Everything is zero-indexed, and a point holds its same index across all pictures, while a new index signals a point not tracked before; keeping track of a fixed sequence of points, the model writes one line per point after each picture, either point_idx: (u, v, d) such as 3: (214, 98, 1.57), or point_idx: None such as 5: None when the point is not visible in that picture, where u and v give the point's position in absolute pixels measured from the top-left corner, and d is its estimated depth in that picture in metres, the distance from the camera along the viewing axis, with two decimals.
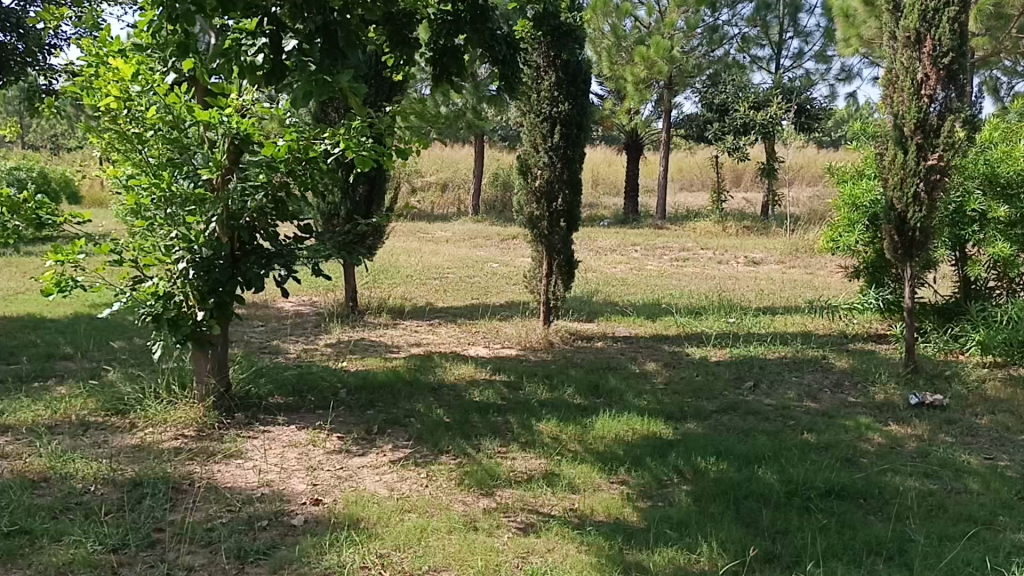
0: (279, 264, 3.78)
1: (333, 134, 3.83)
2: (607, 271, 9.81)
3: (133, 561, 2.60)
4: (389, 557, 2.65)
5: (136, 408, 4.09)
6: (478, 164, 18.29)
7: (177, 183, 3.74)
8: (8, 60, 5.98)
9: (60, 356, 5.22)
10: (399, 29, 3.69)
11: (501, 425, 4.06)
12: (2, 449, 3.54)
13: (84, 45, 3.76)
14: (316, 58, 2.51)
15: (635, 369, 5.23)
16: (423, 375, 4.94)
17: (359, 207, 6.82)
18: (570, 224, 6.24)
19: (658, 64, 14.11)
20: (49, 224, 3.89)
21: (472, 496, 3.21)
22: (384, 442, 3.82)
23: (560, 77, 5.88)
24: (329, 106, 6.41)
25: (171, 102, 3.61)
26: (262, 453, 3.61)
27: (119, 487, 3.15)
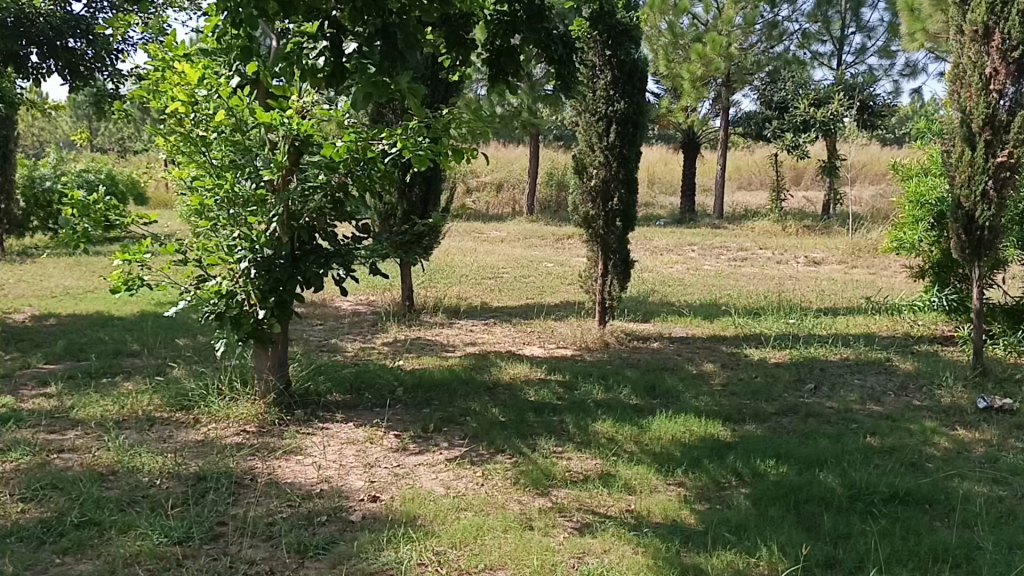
0: (338, 264, 3.83)
1: (391, 135, 3.88)
2: (664, 271, 9.73)
3: (197, 554, 2.66)
4: (446, 554, 2.67)
5: (200, 404, 4.19)
6: (533, 164, 18.31)
7: (240, 184, 3.83)
8: (78, 65, 6.13)
9: (128, 352, 5.37)
10: (456, 29, 3.72)
11: (557, 425, 4.06)
12: (73, 442, 3.65)
13: (151, 50, 3.86)
14: (376, 60, 2.51)
15: (692, 370, 5.17)
16: (479, 374, 4.96)
17: (415, 207, 6.88)
18: (626, 224, 6.20)
19: (715, 61, 14.04)
20: (117, 225, 4.01)
21: (528, 495, 3.21)
22: (440, 441, 3.85)
23: (615, 77, 5.86)
24: (386, 107, 6.51)
25: (234, 105, 3.69)
26: (321, 449, 3.67)
27: (184, 481, 3.23)
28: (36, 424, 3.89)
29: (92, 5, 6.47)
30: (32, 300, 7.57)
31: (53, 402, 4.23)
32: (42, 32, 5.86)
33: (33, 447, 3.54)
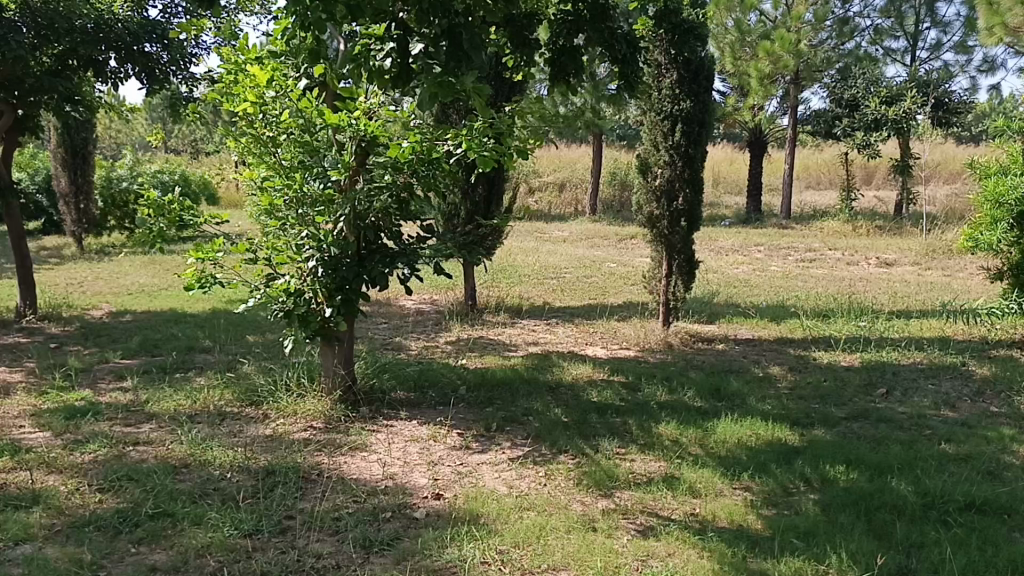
0: (402, 263, 3.86)
1: (456, 135, 3.90)
2: (730, 271, 9.61)
3: (266, 546, 2.71)
4: (509, 553, 2.68)
5: (269, 399, 4.28)
6: (596, 164, 18.25)
7: (308, 185, 3.89)
8: (154, 70, 6.34)
9: (201, 348, 5.52)
10: (519, 31, 3.81)
11: (620, 426, 4.03)
12: (148, 435, 3.77)
13: (224, 54, 3.94)
14: (442, 61, 2.58)
15: (758, 373, 5.09)
16: (542, 374, 4.97)
17: (479, 207, 6.91)
18: (691, 224, 6.13)
19: (784, 57, 13.70)
20: (191, 224, 4.12)
21: (591, 497, 3.20)
22: (503, 440, 3.86)
23: (681, 75, 5.79)
24: (450, 108, 6.56)
25: (303, 107, 3.75)
26: (385, 446, 3.71)
27: (253, 475, 3.31)
28: (113, 417, 4.03)
29: (167, 10, 6.67)
30: (109, 297, 7.83)
31: (129, 396, 4.37)
32: (119, 38, 6.06)
33: (110, 440, 3.67)
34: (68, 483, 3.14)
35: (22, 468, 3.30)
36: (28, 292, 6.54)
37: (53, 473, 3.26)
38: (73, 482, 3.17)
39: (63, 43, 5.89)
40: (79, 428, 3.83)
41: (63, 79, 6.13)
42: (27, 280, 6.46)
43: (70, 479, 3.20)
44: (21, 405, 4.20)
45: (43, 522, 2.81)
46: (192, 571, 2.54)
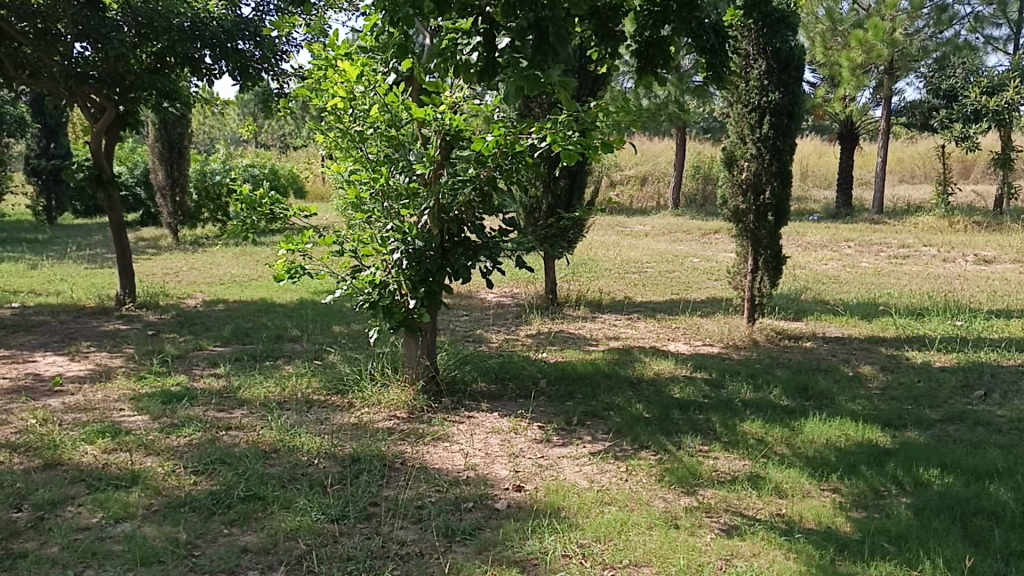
0: (484, 256, 3.89)
1: (540, 128, 3.89)
2: (818, 267, 9.37)
3: (352, 532, 2.77)
4: (590, 547, 2.68)
5: (354, 388, 4.37)
6: (679, 158, 18.01)
7: (394, 178, 3.95)
8: (247, 67, 6.52)
9: (289, 337, 5.67)
10: (605, 22, 3.51)
11: (703, 423, 3.98)
12: (240, 420, 3.90)
13: (314, 50, 4.03)
14: (528, 54, 2.57)
15: (848, 372, 4.94)
16: (623, 368, 4.94)
17: (560, 200, 6.90)
18: (779, 218, 6.00)
19: (878, 47, 13.16)
20: (280, 217, 4.22)
21: (673, 493, 3.16)
22: (583, 434, 3.85)
23: (770, 65, 5.67)
24: (533, 101, 6.59)
25: (390, 102, 3.82)
26: (467, 437, 3.75)
27: (339, 462, 3.38)
28: (207, 402, 4.17)
29: (259, 8, 6.85)
30: (202, 287, 8.12)
31: (222, 382, 4.53)
32: (214, 36, 6.27)
33: (204, 424, 3.80)
34: (165, 465, 3.27)
35: (122, 450, 3.45)
36: (128, 282, 6.82)
37: (150, 455, 3.40)
38: (169, 463, 3.30)
39: (162, 41, 6.11)
40: (175, 412, 3.98)
41: (161, 77, 6.35)
42: (127, 269, 6.74)
43: (166, 460, 3.33)
44: (121, 389, 4.39)
45: (141, 502, 2.93)
46: (281, 553, 2.61)
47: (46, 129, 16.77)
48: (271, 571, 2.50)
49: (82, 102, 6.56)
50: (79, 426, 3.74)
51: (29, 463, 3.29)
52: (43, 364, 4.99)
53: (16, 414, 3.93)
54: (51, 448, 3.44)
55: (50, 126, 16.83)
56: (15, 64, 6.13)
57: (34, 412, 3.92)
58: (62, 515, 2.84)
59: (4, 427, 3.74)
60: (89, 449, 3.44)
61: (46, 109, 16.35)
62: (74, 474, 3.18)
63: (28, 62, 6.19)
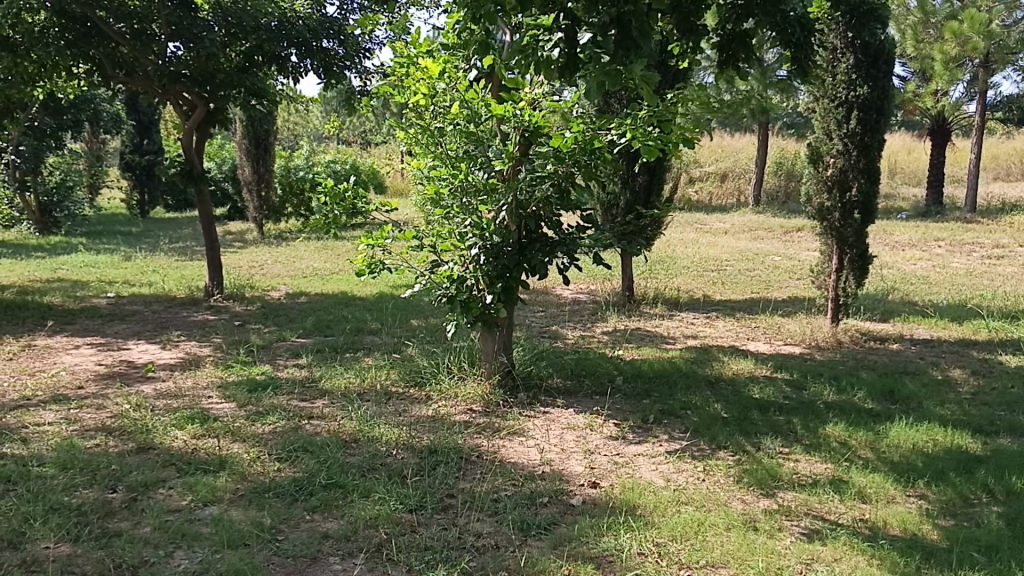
0: (562, 252, 3.84)
1: (619, 125, 3.86)
2: (907, 267, 9.07)
3: (429, 522, 2.82)
4: (667, 546, 2.66)
5: (431, 381, 4.44)
6: (760, 154, 17.68)
7: (473, 174, 3.97)
8: (331, 65, 6.71)
9: (369, 330, 5.78)
10: (688, 17, 3.36)
11: (784, 424, 3.91)
12: (321, 410, 3.99)
13: (397, 48, 4.09)
14: (610, 50, 2.55)
15: (936, 376, 4.78)
16: (701, 367, 4.89)
17: (638, 197, 6.86)
18: (865, 216, 5.84)
19: (973, 39, 12.62)
20: (362, 212, 4.30)
21: (752, 495, 3.12)
22: (660, 433, 3.82)
23: (859, 59, 5.51)
24: (612, 97, 6.58)
25: (469, 98, 3.81)
26: (543, 432, 3.76)
27: (417, 453, 3.44)
28: (290, 391, 4.29)
29: (344, 7, 7.00)
30: (286, 279, 8.34)
31: (304, 373, 4.65)
32: (299, 34, 6.45)
33: (287, 413, 3.91)
34: (250, 452, 3.38)
35: (210, 435, 3.57)
36: (216, 274, 7.06)
37: (237, 441, 3.51)
38: (254, 450, 3.41)
39: (250, 40, 6.28)
40: (260, 400, 4.11)
41: (250, 75, 6.56)
42: (215, 262, 6.97)
43: (252, 447, 3.44)
44: (209, 377, 4.55)
45: (228, 486, 3.03)
46: (361, 540, 2.66)
47: (140, 126, 17.43)
48: (351, 558, 2.56)
49: (175, 101, 6.82)
50: (170, 411, 3.89)
51: (123, 446, 3.43)
52: (136, 352, 5.20)
53: (112, 399, 4.11)
54: (144, 432, 3.59)
55: (143, 123, 17.52)
56: (112, 64, 6.34)
57: (128, 397, 4.09)
58: (153, 496, 2.96)
59: (101, 411, 3.91)
60: (179, 435, 3.57)
61: (141, 107, 17.01)
62: (165, 457, 3.31)
63: (124, 62, 6.36)
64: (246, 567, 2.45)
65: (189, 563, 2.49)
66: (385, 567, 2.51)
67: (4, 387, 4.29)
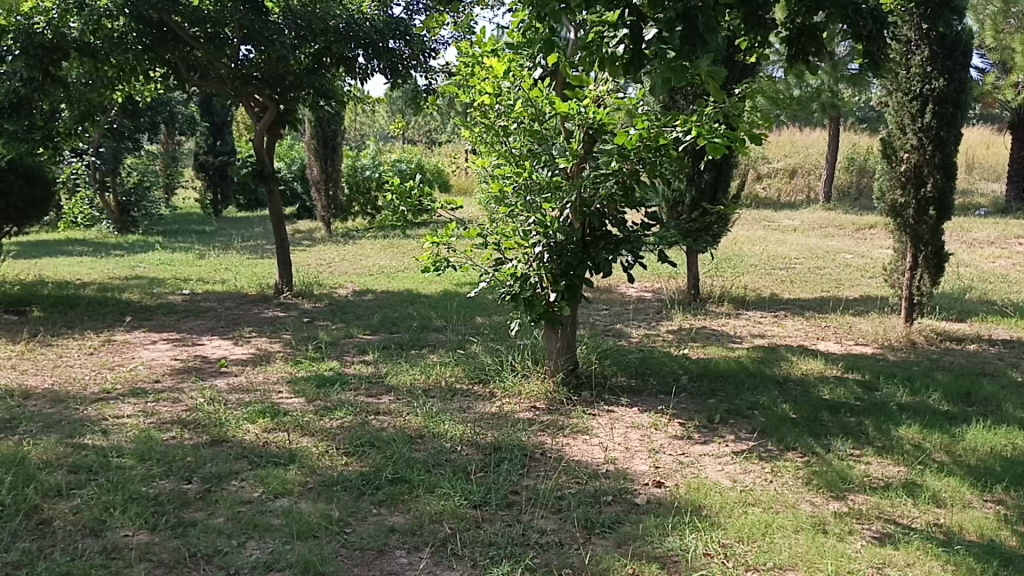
0: (627, 250, 3.85)
1: (685, 121, 3.80)
2: (986, 266, 8.76)
3: (494, 518, 2.83)
4: (733, 548, 2.63)
5: (496, 378, 4.46)
6: (831, 149, 17.28)
7: (537, 172, 3.98)
8: (398, 65, 6.82)
9: (434, 327, 5.84)
10: (756, 11, 3.23)
11: (855, 426, 3.82)
12: (388, 405, 4.05)
13: (462, 47, 4.13)
14: (675, 45, 2.52)
15: (1017, 378, 4.61)
16: (769, 367, 4.81)
17: (705, 194, 6.79)
18: (941, 212, 5.64)
19: None
20: (427, 210, 4.34)
21: (822, 498, 3.06)
22: (727, 433, 3.77)
23: (934, 52, 5.37)
24: (678, 94, 6.53)
25: (534, 97, 3.82)
26: (607, 431, 3.75)
27: (482, 450, 3.46)
28: (357, 387, 4.37)
29: (410, 7, 7.08)
30: (354, 277, 8.48)
31: (371, 369, 4.72)
32: (368, 35, 6.55)
33: (355, 408, 3.97)
34: (319, 446, 3.45)
35: (281, 429, 3.66)
36: (285, 271, 7.21)
37: (306, 436, 3.59)
38: (323, 444, 3.47)
39: (319, 42, 6.44)
40: (328, 395, 4.18)
41: (319, 76, 6.69)
42: (284, 261, 7.11)
43: (320, 441, 3.51)
44: (280, 373, 4.65)
45: (299, 479, 3.10)
46: (427, 534, 2.70)
47: (213, 127, 17.91)
48: (417, 552, 2.60)
49: (247, 103, 6.99)
50: (243, 406, 3.99)
51: (198, 439, 3.54)
52: (210, 347, 5.35)
53: (188, 393, 4.24)
54: (218, 425, 3.69)
55: (216, 124, 17.98)
56: (187, 66, 6.56)
57: (202, 392, 4.21)
58: (227, 488, 3.04)
59: (177, 405, 4.04)
60: (251, 428, 3.66)
61: (214, 109, 17.48)
62: (238, 450, 3.40)
63: (199, 64, 6.58)
64: (315, 559, 2.50)
65: (261, 553, 2.56)
66: (450, 562, 2.53)
67: (85, 380, 4.46)
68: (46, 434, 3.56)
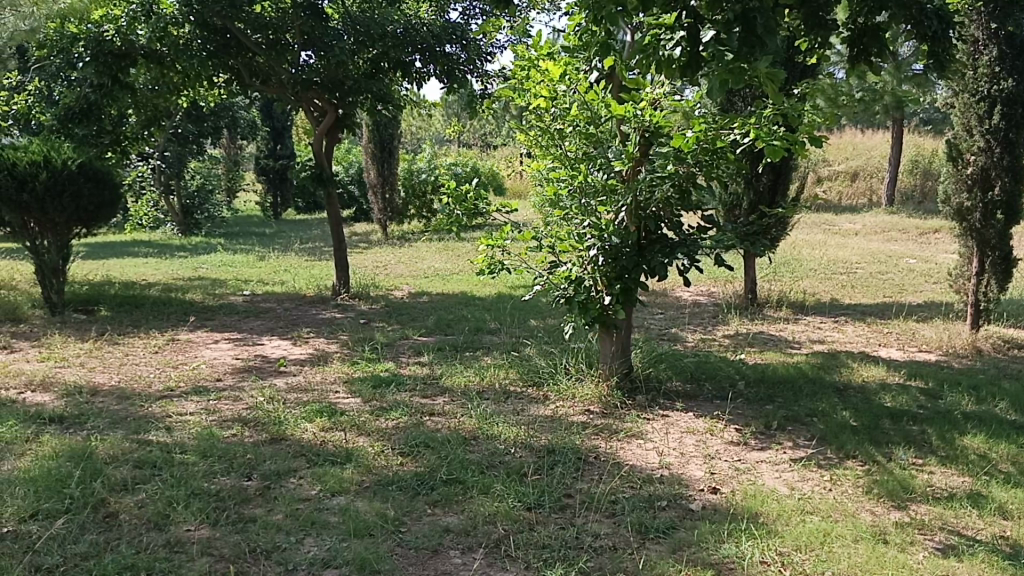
0: (682, 254, 3.79)
1: (743, 123, 3.75)
2: None
3: (547, 521, 2.84)
4: (791, 556, 2.59)
5: (549, 381, 4.47)
6: (894, 151, 16.89)
7: (592, 175, 3.97)
8: (455, 69, 6.85)
9: (488, 330, 5.86)
10: (815, 11, 3.13)
11: (917, 434, 3.73)
12: (442, 407, 4.08)
13: (518, 51, 4.14)
14: (734, 47, 2.47)
15: None
16: (829, 374, 4.73)
17: (762, 197, 6.70)
18: (1010, 216, 5.48)
19: None
20: (482, 213, 4.36)
21: (882, 507, 2.99)
22: (784, 439, 3.72)
23: (1003, 51, 5.21)
24: (736, 96, 6.47)
25: (590, 100, 3.85)
26: (662, 436, 3.73)
27: (535, 452, 3.47)
28: (413, 388, 4.41)
29: (466, 12, 7.14)
30: (409, 279, 8.56)
31: (426, 370, 4.76)
32: (425, 40, 6.61)
33: (410, 409, 4.01)
34: (375, 446, 3.49)
35: (338, 428, 3.72)
36: (342, 273, 7.31)
37: (363, 435, 3.64)
38: (379, 444, 3.52)
39: (377, 47, 6.46)
40: (384, 396, 4.23)
41: (376, 81, 6.78)
42: (341, 262, 7.21)
43: (376, 441, 3.56)
44: (337, 373, 4.72)
45: (355, 478, 3.15)
46: (480, 535, 2.71)
47: (274, 132, 18.26)
48: (471, 552, 2.61)
49: (307, 107, 7.12)
50: (301, 405, 4.06)
51: (258, 437, 3.61)
52: (270, 348, 5.45)
53: (248, 392, 4.33)
54: (277, 424, 3.77)
55: (276, 129, 18.31)
56: (249, 72, 6.71)
57: (262, 391, 4.30)
58: (285, 485, 3.10)
59: (238, 403, 4.13)
60: (309, 427, 3.73)
61: (274, 113, 17.81)
62: (297, 448, 3.47)
63: (261, 70, 6.73)
64: (371, 556, 2.53)
65: (318, 550, 2.60)
66: (504, 563, 2.55)
67: (150, 378, 4.59)
68: (113, 430, 3.67)
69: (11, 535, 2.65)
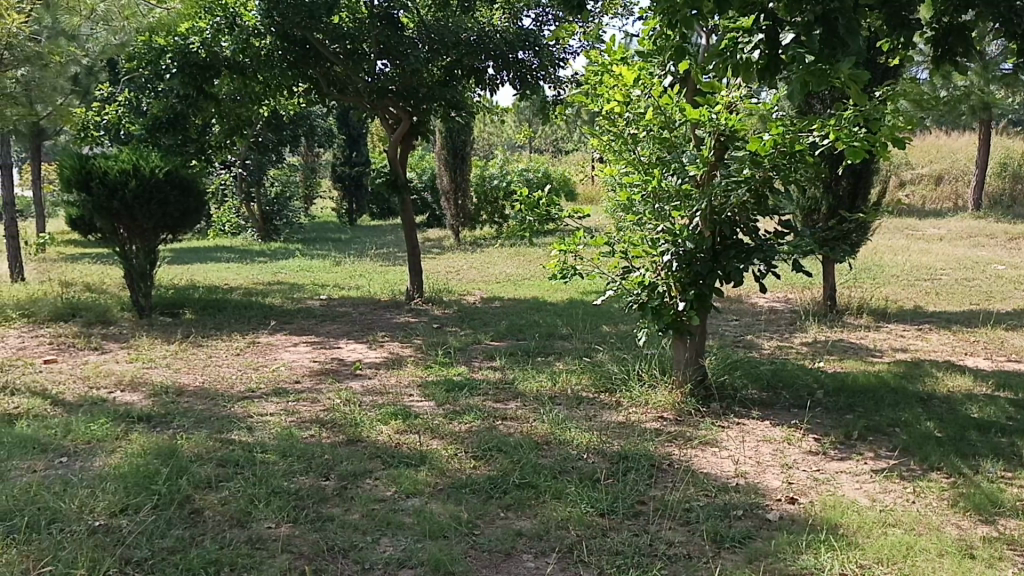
0: (759, 259, 3.74)
1: (822, 126, 3.68)
2: None
3: (620, 527, 2.82)
4: (872, 569, 2.52)
5: (622, 388, 4.44)
6: (981, 153, 16.28)
7: (666, 180, 3.93)
8: (526, 75, 6.84)
9: (560, 335, 5.87)
10: (898, 11, 3.08)
11: (1006, 446, 3.60)
12: (515, 411, 4.10)
13: (591, 56, 4.15)
14: (815, 48, 2.45)
15: None
16: (911, 383, 4.58)
17: (841, 202, 6.56)
18: None
19: None
20: (554, 219, 4.36)
21: (968, 521, 2.89)
22: (865, 450, 3.62)
23: None
24: (815, 98, 6.34)
25: (664, 104, 3.83)
26: (737, 444, 3.67)
27: (608, 458, 3.46)
28: (485, 392, 4.44)
29: (539, 19, 7.15)
30: (482, 284, 8.62)
31: (498, 374, 4.79)
32: (497, 47, 6.64)
33: (483, 413, 4.04)
34: (449, 449, 3.53)
35: (412, 431, 3.77)
36: (416, 279, 7.40)
37: (436, 438, 3.69)
38: (452, 447, 3.56)
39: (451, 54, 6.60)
40: (457, 400, 4.27)
41: (449, 88, 6.85)
42: (416, 267, 7.31)
43: (450, 444, 3.59)
44: (411, 376, 4.79)
45: (429, 480, 3.19)
46: (554, 540, 2.72)
47: (349, 139, 18.61)
48: (544, 556, 2.62)
49: (382, 115, 7.23)
50: (376, 407, 4.14)
51: (335, 438, 3.69)
52: (347, 351, 5.56)
53: (325, 394, 4.42)
54: (353, 426, 3.84)
55: (353, 136, 18.66)
56: (328, 81, 6.86)
57: (339, 393, 4.38)
58: (361, 486, 3.15)
59: (316, 404, 4.23)
60: (385, 429, 3.79)
61: (351, 121, 18.16)
62: (372, 449, 3.53)
63: (338, 79, 6.87)
64: (445, 558, 2.56)
65: (394, 550, 2.64)
66: (577, 568, 2.54)
67: (232, 379, 4.72)
68: (197, 429, 3.79)
69: (103, 529, 2.76)
